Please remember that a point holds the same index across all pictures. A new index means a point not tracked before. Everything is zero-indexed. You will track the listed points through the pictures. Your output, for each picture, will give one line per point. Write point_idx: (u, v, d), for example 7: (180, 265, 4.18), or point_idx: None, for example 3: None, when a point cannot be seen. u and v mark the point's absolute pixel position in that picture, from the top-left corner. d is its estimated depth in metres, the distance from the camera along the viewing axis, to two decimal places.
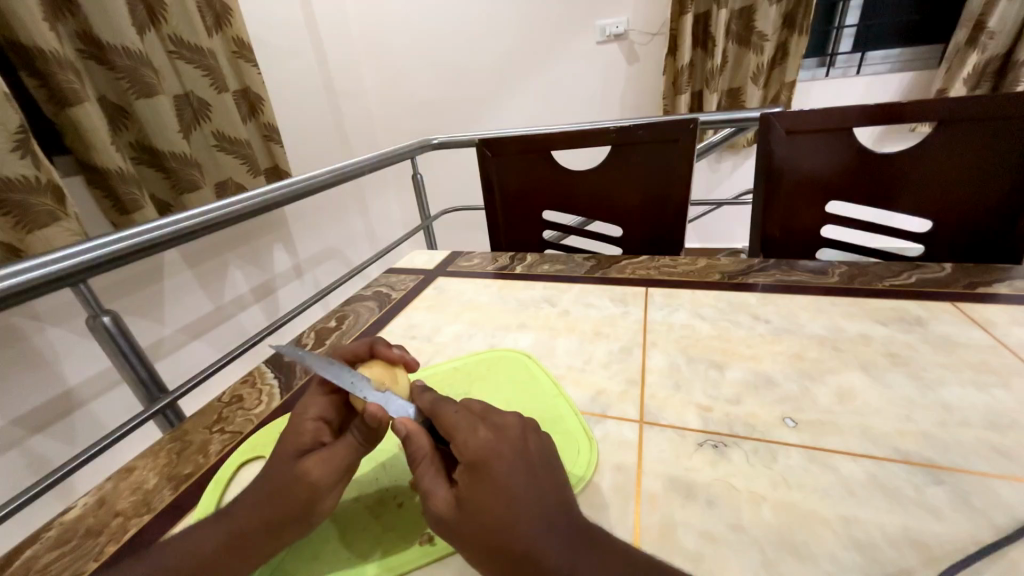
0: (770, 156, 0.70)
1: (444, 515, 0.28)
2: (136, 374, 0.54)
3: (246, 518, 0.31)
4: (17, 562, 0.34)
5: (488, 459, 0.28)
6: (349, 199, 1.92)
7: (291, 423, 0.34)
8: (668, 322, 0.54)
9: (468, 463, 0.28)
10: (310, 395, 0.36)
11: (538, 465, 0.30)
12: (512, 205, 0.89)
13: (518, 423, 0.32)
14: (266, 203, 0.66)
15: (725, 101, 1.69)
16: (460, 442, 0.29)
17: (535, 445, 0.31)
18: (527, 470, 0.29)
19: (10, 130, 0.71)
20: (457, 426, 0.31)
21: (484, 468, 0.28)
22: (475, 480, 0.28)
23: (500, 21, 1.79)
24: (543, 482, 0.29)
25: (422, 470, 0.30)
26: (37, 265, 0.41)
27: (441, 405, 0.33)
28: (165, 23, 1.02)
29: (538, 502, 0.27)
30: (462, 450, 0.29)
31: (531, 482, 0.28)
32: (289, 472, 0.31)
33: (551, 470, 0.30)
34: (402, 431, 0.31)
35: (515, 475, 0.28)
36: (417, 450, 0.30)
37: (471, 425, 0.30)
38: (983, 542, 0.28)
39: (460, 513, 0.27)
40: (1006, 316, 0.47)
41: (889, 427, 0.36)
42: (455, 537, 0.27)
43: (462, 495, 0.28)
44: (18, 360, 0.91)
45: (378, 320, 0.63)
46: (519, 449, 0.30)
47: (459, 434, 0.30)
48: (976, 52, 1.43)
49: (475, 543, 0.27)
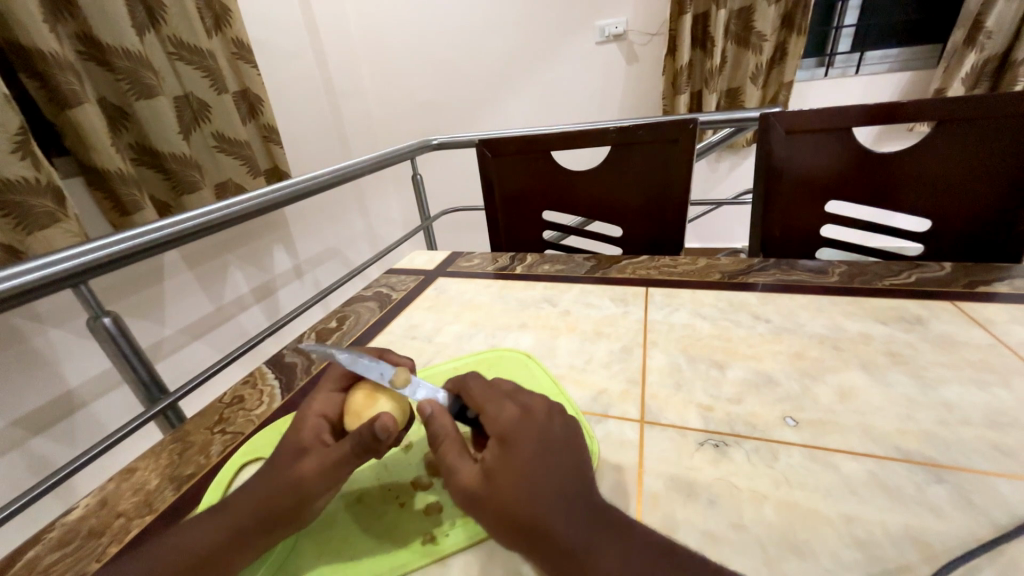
0: (770, 156, 0.71)
1: (468, 489, 0.28)
2: (136, 375, 0.54)
3: (239, 512, 0.31)
4: (19, 562, 0.34)
5: (516, 432, 0.30)
6: (349, 199, 1.92)
7: (297, 420, 0.35)
8: (668, 322, 0.54)
9: (498, 436, 0.30)
10: (319, 390, 0.37)
11: (562, 442, 0.30)
12: (512, 206, 0.90)
13: (545, 406, 0.33)
14: (268, 203, 0.66)
15: (724, 101, 1.70)
16: (491, 417, 0.31)
17: (559, 425, 0.31)
18: (552, 450, 0.29)
19: (10, 131, 0.71)
20: (489, 404, 0.33)
21: (512, 440, 0.29)
22: (503, 453, 0.29)
23: (500, 20, 1.78)
24: (566, 462, 0.29)
25: (447, 448, 0.30)
26: (35, 267, 0.41)
27: (469, 384, 0.35)
28: (165, 25, 1.02)
29: (559, 478, 0.28)
30: (491, 424, 0.31)
31: (555, 458, 0.29)
32: (269, 478, 0.32)
33: (574, 448, 0.30)
34: (426, 410, 0.32)
35: (539, 455, 0.29)
36: (441, 429, 0.31)
37: (501, 403, 0.32)
38: (981, 539, 0.28)
39: (486, 485, 0.28)
40: (1006, 315, 0.47)
41: (889, 425, 0.37)
42: (478, 512, 0.28)
43: (489, 468, 0.28)
44: (19, 362, 0.90)
45: (378, 320, 0.63)
46: (543, 427, 0.31)
47: (491, 411, 0.32)
48: (973, 52, 1.43)
49: (496, 515, 0.27)
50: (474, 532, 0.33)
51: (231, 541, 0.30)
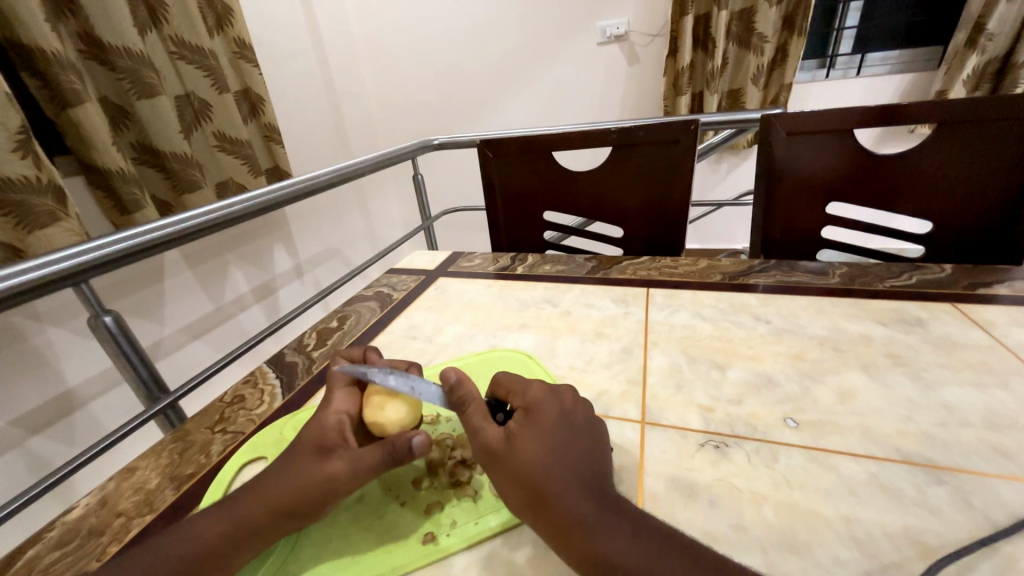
0: (771, 157, 0.71)
1: (490, 447, 0.30)
2: (136, 374, 0.54)
3: (248, 507, 0.31)
4: (19, 562, 0.34)
5: (540, 406, 0.32)
6: (350, 199, 1.93)
7: (318, 417, 0.35)
8: (668, 322, 0.54)
9: (523, 408, 0.32)
10: (335, 390, 0.37)
11: (580, 422, 0.32)
12: (513, 207, 0.90)
13: (569, 390, 0.35)
14: (268, 203, 0.66)
15: (725, 102, 1.70)
16: (519, 393, 0.34)
17: (580, 408, 0.33)
18: (570, 426, 0.31)
19: (11, 130, 0.71)
20: (518, 381, 0.35)
21: (536, 411, 0.31)
22: (527, 421, 0.31)
23: (502, 20, 1.78)
24: (582, 439, 0.31)
25: (472, 411, 0.32)
26: (37, 265, 0.41)
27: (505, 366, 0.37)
28: (167, 24, 1.03)
29: (572, 448, 0.30)
30: (516, 400, 0.34)
31: (572, 431, 0.31)
32: (281, 474, 0.32)
33: (591, 432, 0.32)
34: (452, 376, 0.33)
35: (559, 427, 0.31)
36: (467, 394, 0.33)
37: (530, 381, 0.35)
38: (979, 539, 0.28)
39: (508, 445, 0.30)
40: (1006, 316, 0.47)
41: (889, 427, 0.37)
42: (496, 468, 0.30)
43: (512, 432, 0.30)
44: (19, 361, 0.91)
45: (379, 320, 0.63)
46: (564, 405, 0.33)
47: (518, 387, 0.34)
48: (975, 54, 1.43)
49: (512, 472, 0.29)
50: (472, 532, 0.33)
51: (238, 537, 0.30)
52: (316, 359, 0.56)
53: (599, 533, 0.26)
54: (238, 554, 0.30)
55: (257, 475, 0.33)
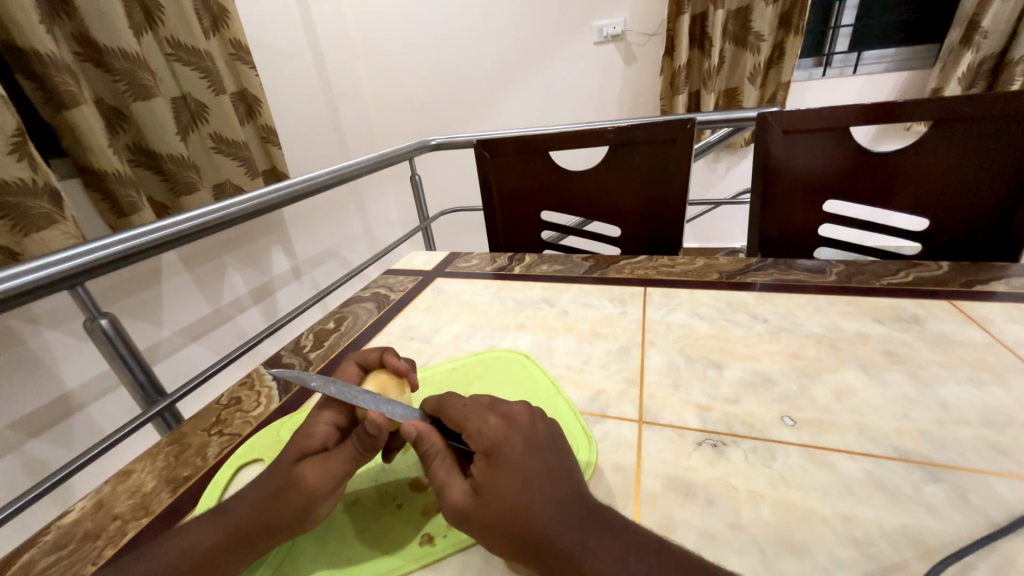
0: (768, 156, 0.70)
1: (461, 505, 0.28)
2: (133, 376, 0.54)
3: (243, 514, 0.31)
4: (14, 565, 0.34)
5: (499, 444, 0.30)
6: (349, 199, 1.93)
7: (305, 424, 0.35)
8: (666, 322, 0.54)
9: (482, 450, 0.30)
10: (326, 399, 0.37)
11: (544, 444, 0.31)
12: (510, 206, 0.89)
13: (526, 413, 0.33)
14: (265, 205, 0.66)
15: (722, 100, 1.70)
16: (472, 432, 0.31)
17: (543, 430, 0.32)
18: (538, 454, 0.30)
19: (7, 133, 0.71)
20: (468, 418, 0.32)
21: (496, 453, 0.29)
22: (490, 467, 0.29)
23: (498, 20, 1.78)
24: (555, 471, 0.29)
25: (437, 466, 0.30)
26: (31, 268, 0.41)
27: (446, 402, 0.34)
28: (163, 25, 1.02)
29: (545, 482, 0.29)
30: (473, 438, 0.31)
31: (543, 466, 0.29)
32: (272, 481, 0.32)
33: (561, 456, 0.31)
34: (412, 432, 0.32)
35: (526, 464, 0.29)
36: (430, 448, 0.31)
37: (481, 415, 0.32)
38: (976, 537, 0.28)
39: (477, 501, 0.28)
40: (1003, 314, 0.47)
41: (887, 425, 0.36)
42: (473, 526, 0.28)
43: (479, 484, 0.29)
44: (15, 365, 0.90)
45: (377, 321, 0.63)
46: (528, 437, 0.31)
47: (471, 425, 0.31)
48: (970, 52, 1.44)
49: (491, 528, 0.27)
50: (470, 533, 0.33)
51: (232, 545, 0.30)
52: (313, 360, 0.56)
53: (590, 560, 0.26)
54: (233, 561, 0.30)
55: (251, 482, 0.33)
